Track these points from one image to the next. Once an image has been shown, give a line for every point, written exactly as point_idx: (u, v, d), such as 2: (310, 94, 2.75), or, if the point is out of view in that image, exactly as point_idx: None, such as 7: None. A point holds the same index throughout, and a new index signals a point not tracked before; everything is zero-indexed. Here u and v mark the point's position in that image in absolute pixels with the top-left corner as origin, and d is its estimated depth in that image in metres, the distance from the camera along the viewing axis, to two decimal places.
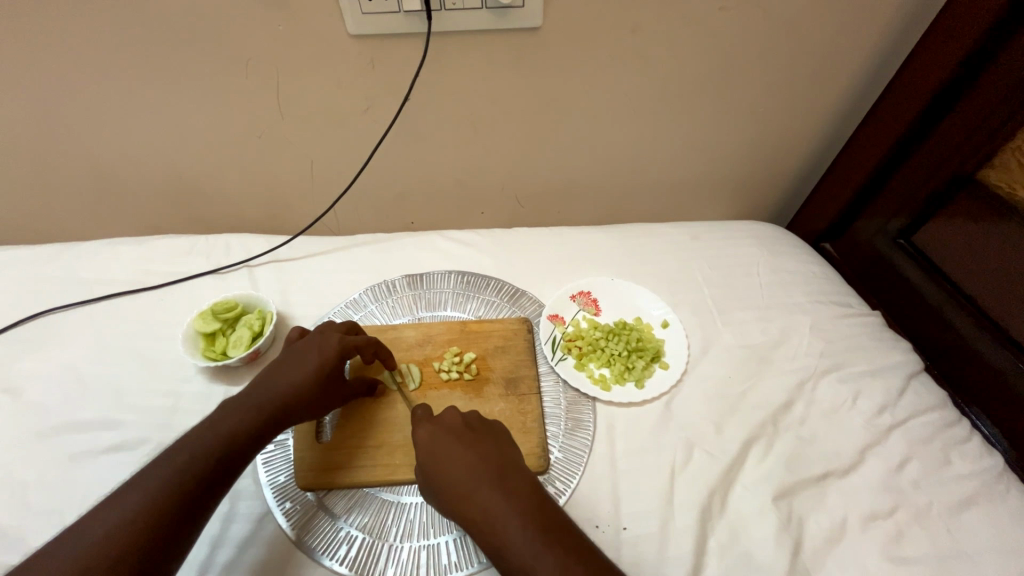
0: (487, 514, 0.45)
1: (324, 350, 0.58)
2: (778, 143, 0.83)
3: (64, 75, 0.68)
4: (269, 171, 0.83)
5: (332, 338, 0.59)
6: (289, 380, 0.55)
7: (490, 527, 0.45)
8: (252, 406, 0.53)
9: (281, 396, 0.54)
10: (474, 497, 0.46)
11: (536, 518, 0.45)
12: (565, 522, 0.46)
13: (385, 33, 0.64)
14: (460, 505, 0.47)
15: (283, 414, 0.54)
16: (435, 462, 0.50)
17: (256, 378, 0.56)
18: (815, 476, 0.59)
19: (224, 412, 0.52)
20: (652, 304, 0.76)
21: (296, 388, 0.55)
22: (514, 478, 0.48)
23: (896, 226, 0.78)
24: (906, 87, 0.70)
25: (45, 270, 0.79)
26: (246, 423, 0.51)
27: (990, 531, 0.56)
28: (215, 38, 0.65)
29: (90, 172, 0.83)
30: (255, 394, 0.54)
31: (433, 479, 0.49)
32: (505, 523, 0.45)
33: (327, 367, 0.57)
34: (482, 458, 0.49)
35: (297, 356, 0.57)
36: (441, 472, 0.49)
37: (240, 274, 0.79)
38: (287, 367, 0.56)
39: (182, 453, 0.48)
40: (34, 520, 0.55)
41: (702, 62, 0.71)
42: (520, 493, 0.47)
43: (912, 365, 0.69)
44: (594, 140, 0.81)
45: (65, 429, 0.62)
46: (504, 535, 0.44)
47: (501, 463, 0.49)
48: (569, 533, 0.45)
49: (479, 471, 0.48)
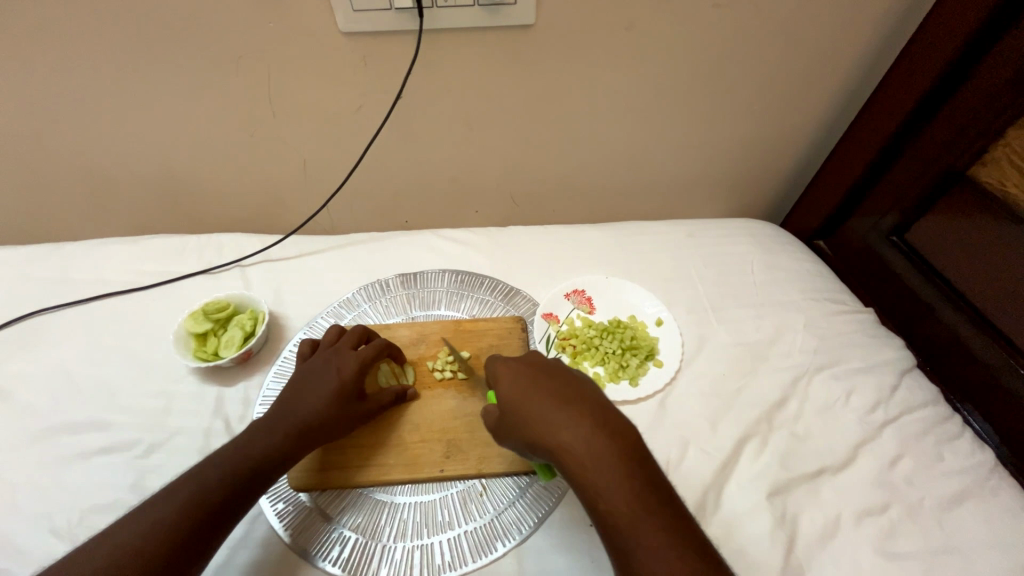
0: (588, 454, 0.44)
1: (341, 370, 0.58)
2: (773, 140, 0.83)
3: (52, 74, 0.67)
4: (261, 170, 0.83)
5: (348, 356, 0.59)
6: (312, 404, 0.55)
7: (589, 468, 0.43)
8: (280, 431, 0.54)
9: (307, 421, 0.55)
10: (573, 437, 0.45)
11: (638, 467, 0.44)
12: (661, 476, 0.45)
13: (376, 31, 0.64)
14: (556, 441, 0.45)
15: (311, 437, 0.55)
16: (527, 402, 0.48)
17: (278, 401, 0.57)
18: (810, 472, 0.59)
19: (252, 437, 0.53)
20: (647, 302, 0.76)
21: (320, 411, 0.55)
22: (616, 421, 0.46)
23: (889, 223, 0.77)
24: (900, 84, 0.70)
25: (36, 271, 0.78)
26: (275, 450, 0.52)
27: (984, 526, 0.55)
28: (205, 36, 0.64)
29: (80, 171, 0.82)
30: (281, 419, 0.55)
31: (521, 418, 0.48)
32: (607, 466, 0.43)
33: (348, 386, 0.57)
34: (579, 401, 0.47)
35: (315, 377, 0.58)
36: (534, 410, 0.47)
37: (233, 274, 0.79)
38: (309, 390, 0.56)
39: (212, 470, 0.49)
40: (24, 522, 0.54)
41: (696, 59, 0.70)
42: (622, 438, 0.45)
43: (906, 361, 0.69)
44: (588, 137, 0.81)
45: (56, 431, 0.61)
46: (603, 478, 0.43)
47: (600, 406, 0.47)
48: (664, 488, 0.44)
49: (580, 413, 0.46)
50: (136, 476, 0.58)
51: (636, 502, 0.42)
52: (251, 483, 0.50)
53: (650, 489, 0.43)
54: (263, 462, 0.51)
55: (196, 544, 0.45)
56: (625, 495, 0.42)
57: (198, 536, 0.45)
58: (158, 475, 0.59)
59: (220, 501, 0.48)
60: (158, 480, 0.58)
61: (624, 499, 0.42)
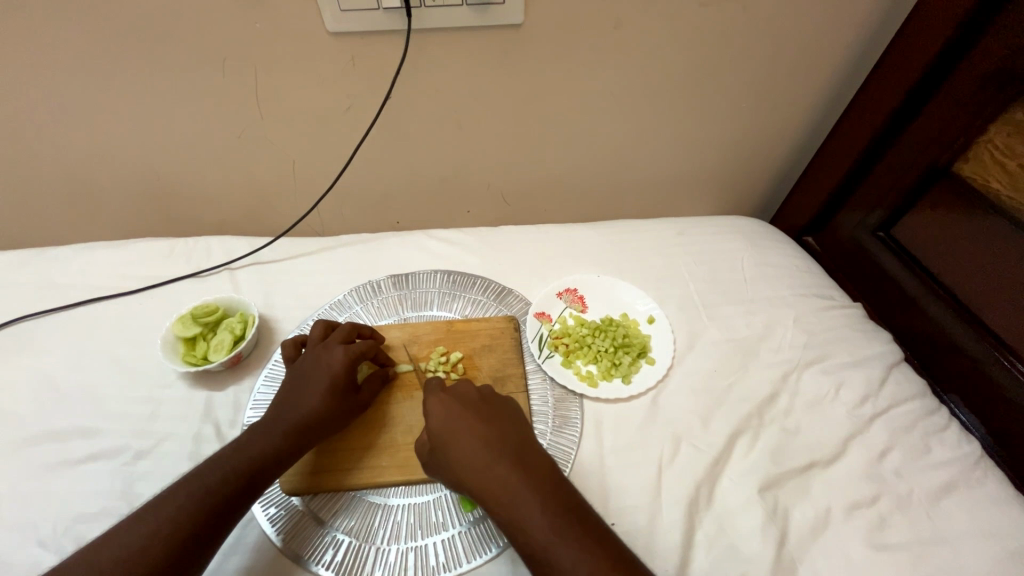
0: (505, 487, 0.46)
1: (330, 366, 0.58)
2: (761, 138, 0.84)
3: (34, 77, 0.66)
4: (250, 172, 0.82)
5: (336, 350, 0.59)
6: (306, 403, 0.56)
7: (505, 499, 0.46)
8: (278, 432, 0.54)
9: (304, 419, 0.55)
10: (492, 470, 0.47)
11: (553, 495, 0.46)
12: (577, 500, 0.47)
13: (363, 31, 0.63)
14: (476, 476, 0.48)
15: (309, 435, 0.55)
16: (450, 439, 0.50)
17: (275, 405, 0.57)
18: (801, 466, 0.59)
19: (250, 436, 0.53)
20: (639, 300, 0.76)
21: (316, 408, 0.56)
22: (530, 456, 0.49)
23: (876, 219, 0.78)
24: (884, 81, 0.71)
25: (20, 277, 0.77)
26: (273, 450, 0.53)
27: (971, 517, 0.56)
28: (190, 37, 0.63)
29: (64, 175, 0.81)
30: (278, 420, 0.55)
31: (446, 453, 0.50)
32: (522, 497, 0.46)
33: (339, 380, 0.57)
34: (499, 435, 0.50)
35: (307, 377, 0.58)
36: (457, 446, 0.50)
37: (222, 277, 0.78)
38: (302, 390, 0.57)
39: (211, 472, 0.49)
40: (9, 532, 0.54)
41: (684, 58, 0.71)
42: (537, 470, 0.48)
43: (893, 355, 0.70)
44: (578, 136, 0.81)
45: (42, 439, 0.60)
46: (519, 508, 0.45)
47: (521, 441, 0.50)
48: (582, 510, 0.46)
49: (498, 449, 0.49)
50: (124, 483, 0.57)
51: (552, 525, 0.44)
52: (251, 482, 0.50)
53: (566, 513, 0.45)
54: (258, 460, 0.51)
55: (195, 545, 0.45)
56: (540, 521, 0.44)
57: (198, 536, 0.46)
58: (147, 481, 0.58)
59: (209, 506, 0.47)
60: (148, 486, 0.57)
61: (542, 525, 0.44)
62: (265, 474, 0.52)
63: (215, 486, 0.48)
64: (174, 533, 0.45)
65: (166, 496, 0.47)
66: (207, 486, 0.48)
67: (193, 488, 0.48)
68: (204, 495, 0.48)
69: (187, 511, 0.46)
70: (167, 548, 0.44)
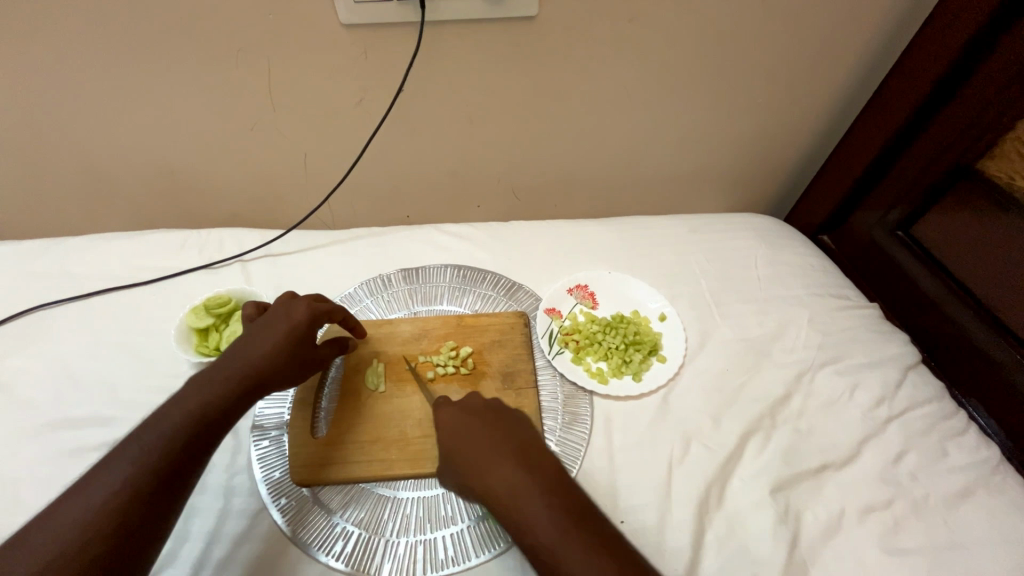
0: (513, 494, 0.45)
1: (291, 315, 0.56)
2: (777, 132, 0.82)
3: (50, 68, 0.67)
4: (263, 164, 0.82)
5: (299, 303, 0.57)
6: (257, 350, 0.53)
7: (523, 506, 0.44)
8: (223, 380, 0.50)
9: (252, 367, 0.52)
10: (501, 474, 0.46)
11: (564, 504, 0.44)
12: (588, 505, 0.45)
13: (377, 23, 0.63)
14: (486, 478, 0.46)
15: (256, 387, 0.52)
16: (466, 441, 0.49)
17: (223, 353, 0.54)
18: (813, 468, 0.58)
19: (194, 385, 0.49)
20: (650, 297, 0.75)
21: (267, 356, 0.52)
22: (541, 459, 0.48)
23: (895, 217, 0.77)
24: (907, 75, 0.69)
25: (37, 266, 0.78)
26: (217, 397, 0.49)
27: (988, 523, 0.55)
28: (203, 28, 0.63)
29: (80, 166, 0.82)
30: (225, 367, 0.51)
31: (469, 463, 0.48)
32: (533, 499, 0.44)
33: (296, 331, 0.55)
34: (512, 444, 0.49)
35: (261, 326, 0.55)
36: (467, 452, 0.49)
37: (234, 269, 0.79)
38: (255, 338, 0.54)
39: None
40: (26, 517, 0.55)
41: (700, 51, 0.69)
42: (546, 473, 0.46)
43: (910, 357, 0.69)
44: (590, 131, 0.80)
45: (56, 426, 0.61)
46: (527, 513, 0.43)
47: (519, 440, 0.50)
48: (590, 513, 0.45)
49: (526, 461, 0.47)
50: None
51: (560, 532, 0.42)
52: None
53: (577, 521, 0.43)
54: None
55: None
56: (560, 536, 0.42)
57: None
58: None
59: None
60: None
61: (520, 487, 0.45)
62: None
63: None
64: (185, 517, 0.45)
65: None
66: None
67: None
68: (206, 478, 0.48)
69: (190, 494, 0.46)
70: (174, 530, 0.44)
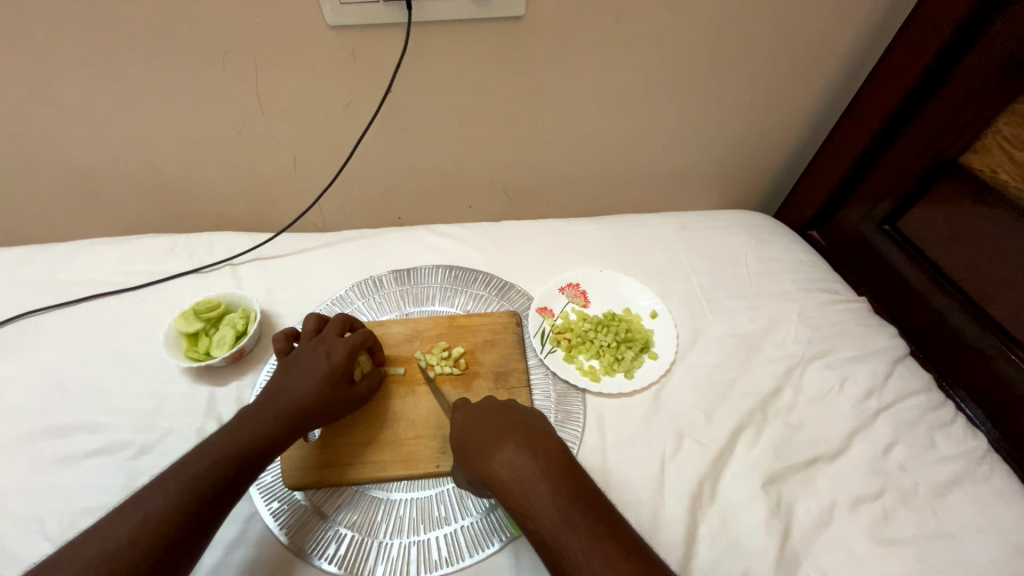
0: (515, 477, 0.46)
1: (332, 355, 0.58)
2: (765, 129, 0.83)
3: (33, 72, 0.66)
4: (251, 167, 0.82)
5: (337, 342, 0.59)
6: (302, 389, 0.56)
7: (524, 487, 0.45)
8: (271, 418, 0.54)
9: (298, 406, 0.55)
10: (504, 461, 0.47)
11: (566, 487, 0.45)
12: (593, 490, 0.46)
13: (364, 24, 0.63)
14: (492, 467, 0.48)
15: (303, 422, 0.55)
16: (477, 434, 0.51)
17: (267, 388, 0.57)
18: (804, 461, 0.59)
19: (244, 422, 0.53)
20: (641, 295, 0.75)
21: (312, 395, 0.56)
22: (546, 446, 0.48)
23: (882, 212, 0.77)
24: (891, 71, 0.69)
25: (22, 272, 0.77)
26: (268, 435, 0.53)
27: (976, 511, 0.56)
28: (188, 30, 0.63)
29: (66, 171, 0.81)
30: (273, 405, 0.54)
31: (478, 449, 0.50)
32: (535, 484, 0.45)
33: (337, 370, 0.57)
34: (519, 431, 0.50)
35: (303, 364, 0.58)
36: (477, 441, 0.50)
37: (224, 273, 0.78)
38: (297, 377, 0.57)
39: (204, 461, 0.49)
40: (15, 527, 0.54)
41: (687, 48, 0.70)
42: (549, 458, 0.47)
43: (898, 349, 0.69)
44: (579, 129, 0.80)
45: (44, 434, 0.61)
46: (529, 499, 0.44)
47: (531, 428, 0.51)
48: (594, 497, 0.45)
49: (531, 444, 0.48)
50: (127, 478, 0.58)
51: (564, 515, 0.43)
52: (245, 470, 0.50)
53: (580, 503, 0.44)
54: (247, 446, 0.51)
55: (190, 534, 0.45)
56: (561, 517, 0.43)
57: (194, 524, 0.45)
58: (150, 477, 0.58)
59: (203, 499, 0.47)
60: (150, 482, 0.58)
61: (525, 467, 0.46)
62: (254, 464, 0.51)
63: (210, 478, 0.48)
64: (175, 521, 0.45)
65: (159, 484, 0.47)
66: (205, 478, 0.48)
67: (187, 479, 0.47)
68: (190, 481, 0.47)
69: (174, 496, 0.46)
70: (162, 534, 0.44)
